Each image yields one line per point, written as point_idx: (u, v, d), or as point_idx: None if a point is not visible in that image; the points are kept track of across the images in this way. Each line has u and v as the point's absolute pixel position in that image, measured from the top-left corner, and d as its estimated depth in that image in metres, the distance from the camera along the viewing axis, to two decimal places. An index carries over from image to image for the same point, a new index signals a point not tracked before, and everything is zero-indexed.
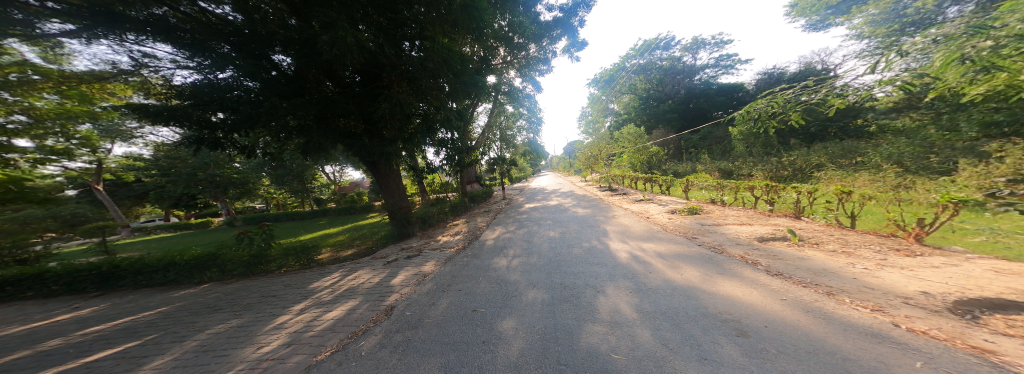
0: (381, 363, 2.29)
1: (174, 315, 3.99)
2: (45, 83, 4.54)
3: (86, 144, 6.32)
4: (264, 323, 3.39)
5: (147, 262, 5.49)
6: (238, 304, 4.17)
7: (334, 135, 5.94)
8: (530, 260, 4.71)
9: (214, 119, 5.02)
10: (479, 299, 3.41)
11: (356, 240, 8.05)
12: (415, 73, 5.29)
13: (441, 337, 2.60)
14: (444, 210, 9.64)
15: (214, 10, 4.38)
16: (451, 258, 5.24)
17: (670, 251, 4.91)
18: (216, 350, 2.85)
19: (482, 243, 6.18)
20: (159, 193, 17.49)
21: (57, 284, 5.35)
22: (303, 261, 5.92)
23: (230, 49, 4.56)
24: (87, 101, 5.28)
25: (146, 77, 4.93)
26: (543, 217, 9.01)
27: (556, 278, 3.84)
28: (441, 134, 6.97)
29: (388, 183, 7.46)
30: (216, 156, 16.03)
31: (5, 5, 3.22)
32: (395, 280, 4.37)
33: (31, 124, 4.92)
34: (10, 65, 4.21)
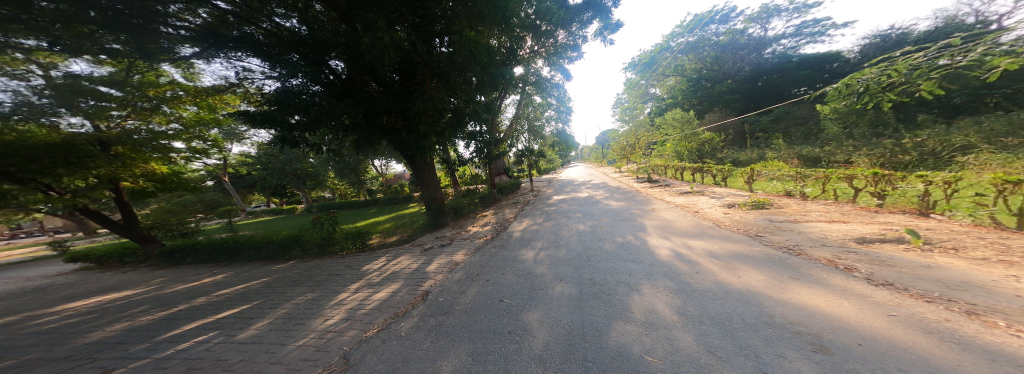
0: (416, 345, 2.44)
1: (270, 286, 4.90)
2: (187, 97, 6.08)
3: (216, 145, 7.75)
4: (329, 299, 3.93)
5: (254, 240, 6.88)
6: (312, 280, 4.93)
7: (378, 132, 6.54)
8: (558, 254, 4.50)
9: (292, 121, 5.95)
10: (505, 289, 3.37)
11: (399, 228, 8.75)
12: (445, 68, 5.53)
13: (470, 324, 2.65)
14: (474, 200, 9.73)
15: (285, 24, 5.23)
16: (481, 247, 5.36)
17: (724, 251, 4.20)
18: (296, 318, 3.41)
19: (511, 234, 6.19)
20: (262, 183, 21.93)
21: (204, 254, 7.04)
22: (358, 245, 6.67)
23: (298, 57, 5.34)
24: (215, 111, 6.94)
25: (246, 88, 6.15)
26: (573, 209, 8.61)
27: (587, 273, 3.60)
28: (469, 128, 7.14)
29: (424, 175, 7.86)
30: (297, 153, 19.11)
31: (157, 37, 4.23)
32: (430, 267, 4.62)
33: (181, 130, 6.54)
34: (166, 84, 5.84)
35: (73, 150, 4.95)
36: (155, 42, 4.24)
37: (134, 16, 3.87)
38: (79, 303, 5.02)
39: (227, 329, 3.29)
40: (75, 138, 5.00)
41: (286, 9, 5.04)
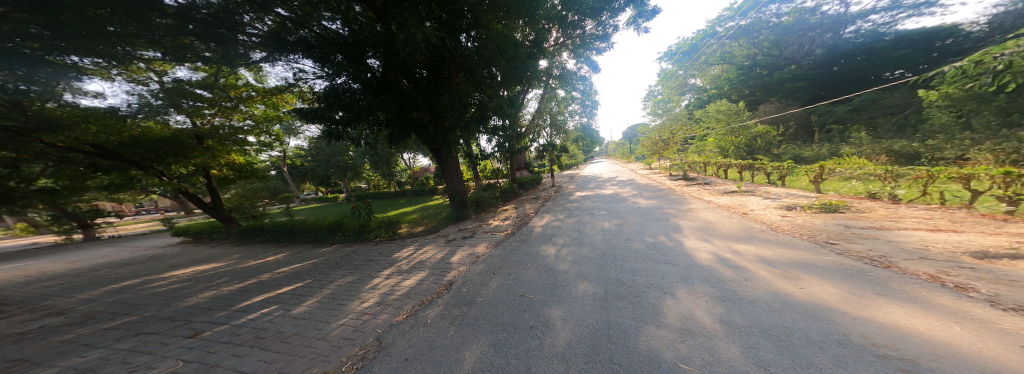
0: (441, 332, 2.50)
1: (317, 267, 5.38)
2: (257, 97, 7.25)
3: (279, 139, 8.72)
4: (364, 283, 4.21)
5: (305, 224, 7.66)
6: (351, 264, 5.31)
7: (408, 128, 6.70)
8: (583, 251, 4.32)
9: (337, 117, 6.42)
10: (528, 284, 3.31)
11: (425, 219, 9.08)
12: (471, 63, 5.55)
13: (492, 316, 2.64)
14: (496, 195, 9.66)
15: (332, 27, 5.70)
16: (501, 241, 5.35)
17: (782, 257, 3.60)
18: (338, 299, 3.69)
19: (532, 229, 6.09)
20: (311, 173, 24.36)
21: (269, 234, 8.08)
22: (388, 233, 7.05)
23: (341, 57, 5.70)
24: (278, 108, 7.91)
25: (301, 88, 6.83)
26: (596, 206, 8.22)
27: (616, 273, 3.41)
28: (493, 122, 7.13)
29: (448, 169, 7.98)
30: (339, 147, 20.95)
31: (236, 45, 4.86)
32: (454, 258, 4.71)
33: (254, 125, 7.60)
34: (244, 86, 6.99)
35: (183, 143, 6.01)
36: (238, 52, 5.00)
37: (219, 26, 4.45)
38: (180, 271, 6.08)
39: (284, 304, 3.69)
40: (180, 133, 6.01)
41: (329, 13, 5.50)
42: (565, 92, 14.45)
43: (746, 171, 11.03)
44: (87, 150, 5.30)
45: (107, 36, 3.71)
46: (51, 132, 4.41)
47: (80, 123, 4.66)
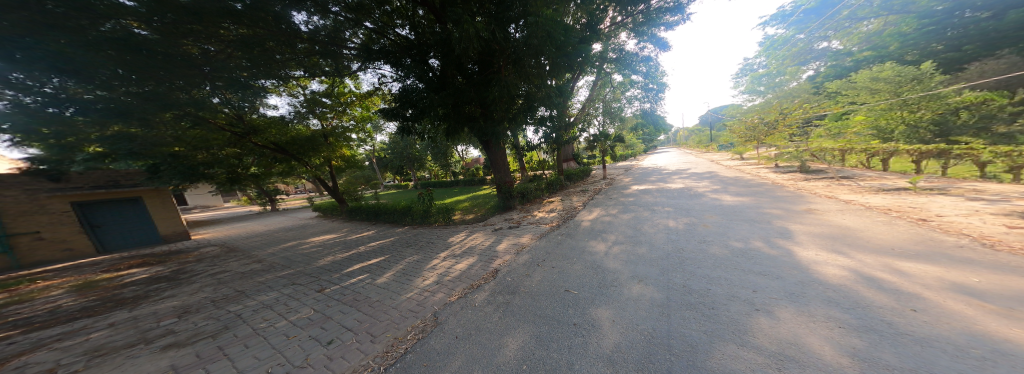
0: (486, 317, 2.58)
1: (389, 245, 6.14)
2: (356, 101, 8.81)
3: (370, 136, 10.33)
4: (425, 262, 4.63)
5: (387, 207, 8.90)
6: (415, 244, 5.90)
7: (462, 121, 6.96)
8: (641, 251, 3.73)
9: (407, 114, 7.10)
10: (574, 278, 3.14)
11: (475, 207, 9.50)
12: (519, 53, 5.43)
13: (535, 308, 2.60)
14: (541, 186, 9.45)
15: (403, 34, 6.34)
16: (546, 233, 5.24)
17: (995, 285, 1.96)
18: (406, 274, 4.16)
19: (579, 222, 5.80)
20: (388, 164, 28.13)
21: (364, 214, 9.72)
22: (444, 219, 7.56)
23: (408, 60, 6.22)
24: (370, 109, 9.35)
25: (381, 90, 7.95)
26: (658, 202, 7.18)
27: (679, 276, 2.81)
28: (540, 112, 6.99)
29: (495, 159, 7.94)
30: (409, 140, 23.54)
31: (337, 57, 5.94)
32: (500, 246, 4.82)
33: (355, 125, 9.35)
34: (348, 93, 8.74)
35: (313, 140, 8.04)
36: (339, 59, 6.11)
37: (330, 44, 5.50)
38: (314, 238, 7.79)
39: (371, 273, 4.39)
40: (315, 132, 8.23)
41: (401, 20, 6.18)
42: (621, 77, 13.04)
43: (909, 160, 7.30)
44: (272, 148, 7.91)
45: (274, 61, 5.08)
46: (256, 133, 7.35)
47: (267, 126, 7.50)
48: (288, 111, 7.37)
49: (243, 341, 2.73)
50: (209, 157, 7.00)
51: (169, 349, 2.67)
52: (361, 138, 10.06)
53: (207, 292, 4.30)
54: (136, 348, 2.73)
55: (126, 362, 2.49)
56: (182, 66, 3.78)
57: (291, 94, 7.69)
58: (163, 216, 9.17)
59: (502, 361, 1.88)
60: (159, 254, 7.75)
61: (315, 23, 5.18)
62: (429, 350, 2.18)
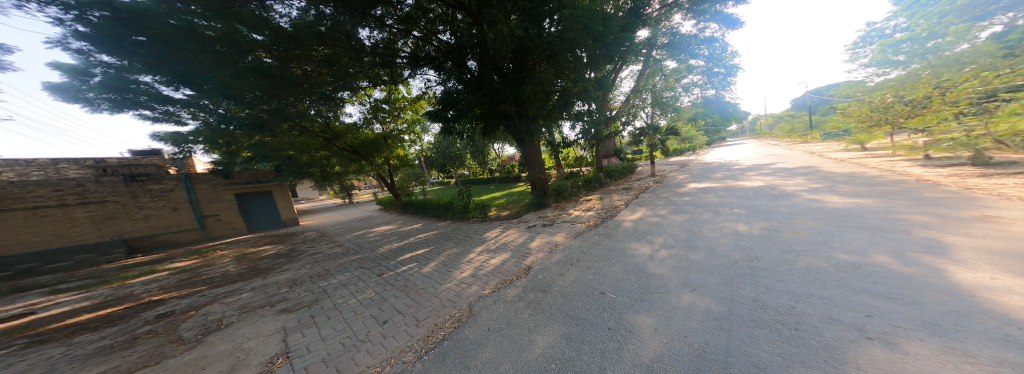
0: (517, 312, 2.59)
1: (432, 238, 6.49)
2: (408, 105, 9.55)
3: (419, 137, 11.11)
4: (462, 256, 4.80)
5: (433, 202, 9.49)
6: (455, 238, 6.18)
7: (497, 119, 7.01)
8: (694, 258, 3.16)
9: (448, 115, 7.39)
10: (611, 283, 2.89)
11: (509, 204, 9.58)
12: (554, 48, 5.25)
13: (566, 309, 2.49)
14: (577, 184, 9.09)
15: (443, 38, 6.60)
16: (581, 233, 4.98)
17: None
18: (445, 267, 4.35)
19: (614, 222, 5.43)
20: (430, 162, 29.83)
21: (415, 208, 10.46)
22: (480, 215, 7.75)
23: (448, 63, 6.44)
24: (418, 112, 10.06)
25: (427, 93, 8.46)
26: (716, 198, 6.38)
27: (741, 291, 2.26)
28: (577, 107, 6.77)
29: (530, 157, 7.92)
30: (450, 140, 24.68)
31: (390, 64, 6.48)
32: (533, 244, 4.74)
33: (406, 128, 10.17)
34: (402, 98, 9.53)
35: (376, 142, 9.24)
36: (392, 66, 6.61)
37: (387, 55, 6.22)
38: (376, 228, 8.66)
39: (418, 263, 4.71)
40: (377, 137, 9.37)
41: (443, 25, 6.43)
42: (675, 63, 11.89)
43: None
44: (349, 150, 9.22)
45: (350, 75, 6.11)
46: (337, 137, 8.87)
47: (342, 133, 8.95)
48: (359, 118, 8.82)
49: (326, 312, 3.16)
50: (310, 158, 8.68)
51: (282, 313, 3.24)
52: (413, 141, 11.00)
53: (309, 268, 5.04)
54: (264, 309, 3.39)
55: (257, 321, 3.09)
56: (290, 85, 5.09)
57: (359, 103, 8.70)
58: (285, 205, 11.14)
59: (531, 356, 1.86)
60: (280, 234, 9.43)
61: (374, 37, 6.01)
62: (464, 339, 2.25)
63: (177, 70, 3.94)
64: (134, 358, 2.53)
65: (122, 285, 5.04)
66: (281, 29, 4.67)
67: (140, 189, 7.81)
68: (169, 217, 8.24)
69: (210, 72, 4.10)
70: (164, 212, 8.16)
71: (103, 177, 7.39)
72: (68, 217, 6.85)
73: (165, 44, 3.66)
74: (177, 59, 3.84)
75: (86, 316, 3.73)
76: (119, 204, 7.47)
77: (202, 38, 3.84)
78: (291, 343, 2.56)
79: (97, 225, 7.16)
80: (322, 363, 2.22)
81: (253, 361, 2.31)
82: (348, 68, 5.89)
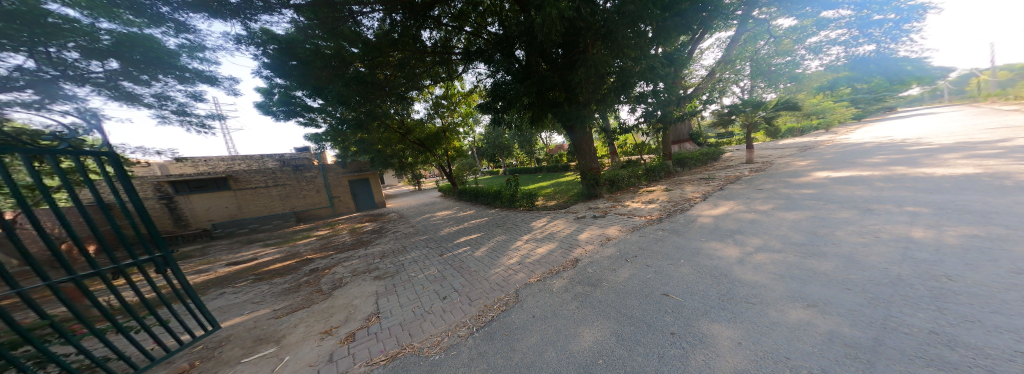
0: (562, 304, 2.47)
1: (482, 225, 6.74)
2: (461, 98, 9.96)
3: (471, 128, 11.55)
4: (509, 243, 4.88)
5: (484, 191, 9.84)
6: (503, 226, 6.34)
7: (545, 106, 6.79)
8: (812, 266, 2.10)
9: (497, 106, 7.43)
10: (682, 287, 2.24)
11: (557, 194, 9.38)
12: (610, 25, 4.75)
13: (618, 305, 2.24)
14: (637, 173, 8.27)
15: (491, 30, 6.55)
16: (639, 227, 4.26)
17: None
18: (496, 252, 4.48)
19: (676, 217, 4.43)
20: (480, 153, 31.05)
21: (470, 196, 11.04)
22: (528, 204, 7.77)
23: (498, 55, 6.40)
24: (471, 105, 10.46)
25: (478, 85, 8.64)
26: (827, 180, 5.04)
27: (916, 321, 1.30)
28: (638, 88, 6.18)
29: (581, 146, 7.56)
30: (499, 131, 25.21)
31: (446, 61, 6.78)
32: (582, 235, 4.51)
33: (460, 121, 10.68)
34: (458, 92, 9.98)
35: (437, 135, 10.04)
36: (448, 62, 6.89)
37: (444, 53, 6.55)
38: (438, 213, 9.46)
39: (470, 247, 4.98)
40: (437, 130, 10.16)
41: (492, 17, 6.41)
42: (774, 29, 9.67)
43: None
44: (416, 143, 10.19)
45: (416, 74, 6.63)
46: (406, 132, 9.90)
47: (407, 128, 9.93)
48: (424, 114, 9.69)
49: (404, 283, 3.63)
50: (392, 151, 10.45)
51: (377, 280, 3.86)
52: (466, 133, 11.52)
53: (392, 244, 5.89)
54: (365, 275, 4.11)
55: (361, 284, 3.77)
56: (376, 89, 6.30)
57: (423, 101, 9.43)
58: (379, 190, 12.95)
59: (576, 348, 1.79)
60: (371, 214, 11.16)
61: (434, 37, 6.39)
62: (510, 322, 2.29)
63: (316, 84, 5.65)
64: (296, 301, 3.43)
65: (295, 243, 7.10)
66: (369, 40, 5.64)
67: (301, 177, 10.62)
68: (315, 196, 10.89)
69: (331, 84, 5.69)
70: (314, 194, 10.89)
71: (282, 167, 10.33)
72: (269, 195, 9.97)
73: (307, 65, 5.20)
74: (314, 76, 5.39)
75: (277, 264, 5.28)
76: (291, 186, 10.38)
77: (324, 56, 5.22)
78: (383, 305, 3.04)
79: (283, 201, 10.19)
80: (400, 326, 2.52)
81: (355, 317, 2.82)
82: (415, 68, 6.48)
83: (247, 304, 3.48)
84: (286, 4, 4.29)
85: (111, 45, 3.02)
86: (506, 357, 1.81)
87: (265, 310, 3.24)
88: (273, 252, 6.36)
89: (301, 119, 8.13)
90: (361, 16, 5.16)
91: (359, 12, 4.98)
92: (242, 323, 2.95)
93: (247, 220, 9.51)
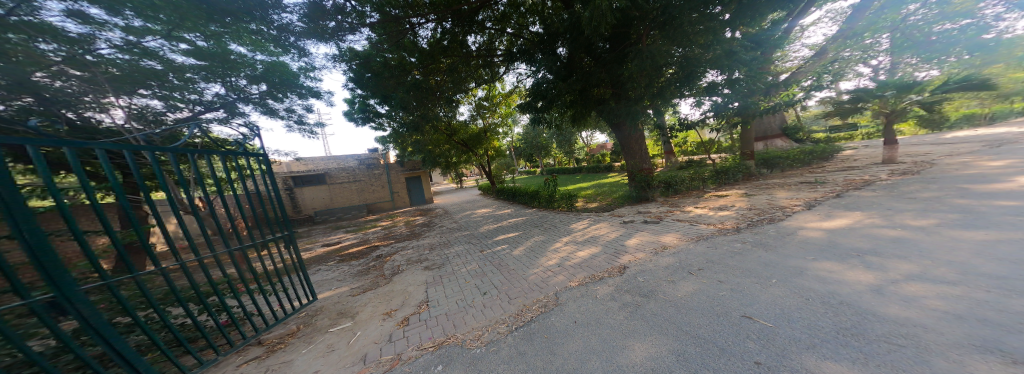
0: (609, 314, 2.28)
1: (521, 224, 6.71)
2: (501, 99, 10.11)
3: (509, 128, 11.65)
4: (547, 244, 4.75)
5: (522, 191, 9.81)
6: (541, 226, 6.23)
7: (590, 104, 6.50)
8: (1005, 304, 1.36)
9: (536, 105, 7.29)
10: (763, 303, 1.82)
11: (599, 195, 8.94)
12: (671, 12, 4.32)
13: (677, 321, 1.96)
14: (699, 174, 7.35)
15: (532, 29, 6.50)
16: (706, 236, 3.57)
17: None
18: (537, 252, 4.39)
19: (761, 229, 3.45)
20: (518, 153, 31.27)
21: (508, 195, 11.12)
22: (567, 205, 7.52)
23: (538, 54, 6.28)
24: (510, 106, 10.59)
25: (518, 85, 8.67)
26: (979, 186, 3.78)
27: None
28: (708, 78, 5.63)
29: (629, 144, 7.10)
30: (538, 130, 25.04)
31: (488, 64, 6.92)
32: (630, 241, 4.16)
33: (500, 121, 10.87)
34: (499, 94, 10.15)
35: (479, 136, 10.46)
36: (490, 65, 6.99)
37: (487, 56, 6.71)
38: (478, 210, 9.75)
39: (509, 245, 5.00)
40: (478, 131, 10.50)
41: (534, 16, 6.30)
42: None
43: None
44: (460, 143, 10.66)
45: (461, 79, 6.86)
46: (451, 133, 10.42)
47: (453, 130, 10.45)
48: (467, 116, 10.09)
49: (450, 275, 3.77)
50: (439, 151, 11.13)
51: (427, 270, 4.09)
52: (505, 132, 11.69)
53: (438, 238, 6.20)
54: (416, 265, 4.38)
55: (413, 272, 4.03)
56: (429, 94, 6.73)
57: (467, 103, 9.83)
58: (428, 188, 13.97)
59: (625, 362, 1.61)
60: (420, 209, 12.02)
61: (477, 41, 6.56)
62: (550, 325, 2.20)
63: (383, 93, 6.37)
64: (363, 282, 3.83)
65: (366, 232, 8.02)
66: (423, 48, 5.99)
67: (372, 175, 11.97)
68: (380, 191, 12.12)
69: (395, 90, 6.30)
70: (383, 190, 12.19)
71: (358, 165, 11.79)
72: (354, 188, 11.59)
73: (378, 76, 6.00)
74: (382, 85, 6.11)
75: (355, 248, 6.04)
76: (365, 182, 11.78)
77: (390, 66, 5.97)
78: (432, 294, 3.18)
79: (359, 194, 11.68)
80: (446, 316, 2.61)
81: (407, 303, 3.00)
82: (462, 73, 6.67)
83: (331, 281, 4.02)
84: (364, 23, 4.92)
85: (263, 72, 4.14)
86: (546, 360, 1.72)
87: (343, 288, 3.69)
88: (351, 237, 7.25)
89: (372, 124, 9.32)
90: (417, 28, 5.57)
91: (415, 23, 5.37)
92: (329, 297, 3.38)
93: (336, 210, 11.17)
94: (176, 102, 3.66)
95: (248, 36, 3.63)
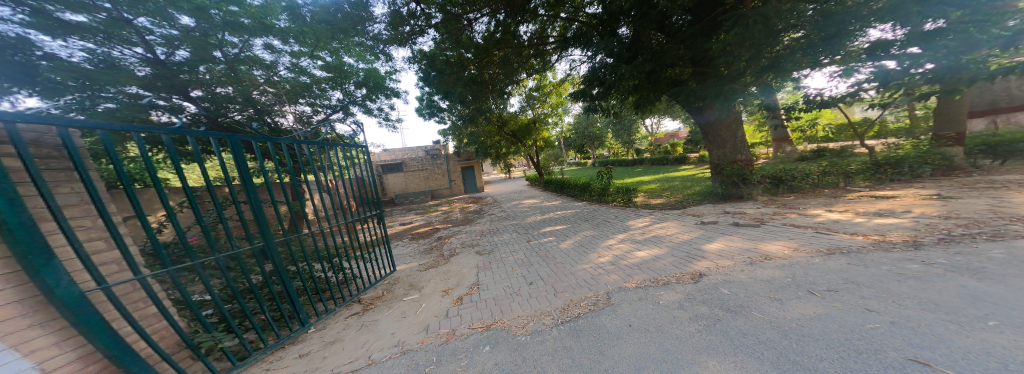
0: (675, 323, 1.95)
1: (574, 217, 6.41)
2: (547, 90, 9.73)
3: (558, 119, 11.19)
4: (600, 240, 4.42)
5: (572, 183, 9.34)
6: (593, 220, 5.86)
7: (662, 87, 5.69)
8: None
9: (591, 92, 6.69)
10: (929, 348, 1.28)
11: (665, 191, 7.95)
12: None
13: (772, 344, 1.55)
14: (815, 168, 5.80)
15: (590, 10, 5.96)
16: (847, 251, 2.72)
17: None
18: (592, 247, 4.12)
19: (973, 248, 2.35)
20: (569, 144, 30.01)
21: (556, 187, 10.76)
22: (623, 199, 6.88)
23: (596, 37, 5.74)
24: (561, 95, 10.12)
25: (571, 74, 8.21)
26: None
27: None
28: (861, 40, 4.37)
29: (715, 131, 6.05)
30: (592, 119, 23.50)
31: (541, 53, 6.67)
32: (709, 245, 3.55)
33: (549, 112, 10.58)
34: (550, 84, 9.76)
35: (528, 127, 10.35)
36: (543, 53, 6.70)
37: (539, 45, 6.42)
38: (527, 201, 9.74)
39: (556, 238, 4.83)
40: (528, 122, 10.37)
41: None
42: None
43: None
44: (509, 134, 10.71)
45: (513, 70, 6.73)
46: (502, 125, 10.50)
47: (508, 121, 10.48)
48: (518, 107, 10.01)
49: (496, 262, 3.83)
50: (490, 142, 11.39)
51: (479, 255, 4.23)
52: (554, 123, 11.32)
53: (489, 225, 6.38)
54: (468, 249, 4.57)
55: (466, 256, 4.20)
56: (482, 86, 6.82)
57: (518, 94, 9.75)
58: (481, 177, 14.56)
59: None
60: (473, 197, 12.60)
61: (529, 30, 6.29)
62: (600, 325, 2.00)
63: (445, 87, 6.69)
64: (424, 261, 4.16)
65: (429, 215, 8.77)
66: (478, 43, 6.00)
67: (434, 163, 12.99)
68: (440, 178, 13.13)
69: (455, 86, 6.62)
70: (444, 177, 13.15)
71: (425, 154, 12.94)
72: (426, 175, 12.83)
73: (441, 73, 6.38)
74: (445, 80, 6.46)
75: (423, 229, 6.66)
76: (428, 169, 12.88)
77: (449, 62, 6.21)
78: (484, 278, 3.27)
79: (426, 180, 12.88)
80: (495, 300, 2.63)
81: (461, 284, 3.14)
82: (514, 64, 6.56)
83: (405, 256, 4.47)
84: (431, 24, 5.16)
85: (364, 78, 5.31)
86: (593, 359, 1.55)
87: (412, 263, 4.07)
88: (419, 219, 8.00)
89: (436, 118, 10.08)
90: (474, 23, 5.60)
91: (472, 19, 5.42)
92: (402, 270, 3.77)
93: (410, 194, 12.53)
94: (318, 106, 5.00)
95: (355, 48, 4.68)
